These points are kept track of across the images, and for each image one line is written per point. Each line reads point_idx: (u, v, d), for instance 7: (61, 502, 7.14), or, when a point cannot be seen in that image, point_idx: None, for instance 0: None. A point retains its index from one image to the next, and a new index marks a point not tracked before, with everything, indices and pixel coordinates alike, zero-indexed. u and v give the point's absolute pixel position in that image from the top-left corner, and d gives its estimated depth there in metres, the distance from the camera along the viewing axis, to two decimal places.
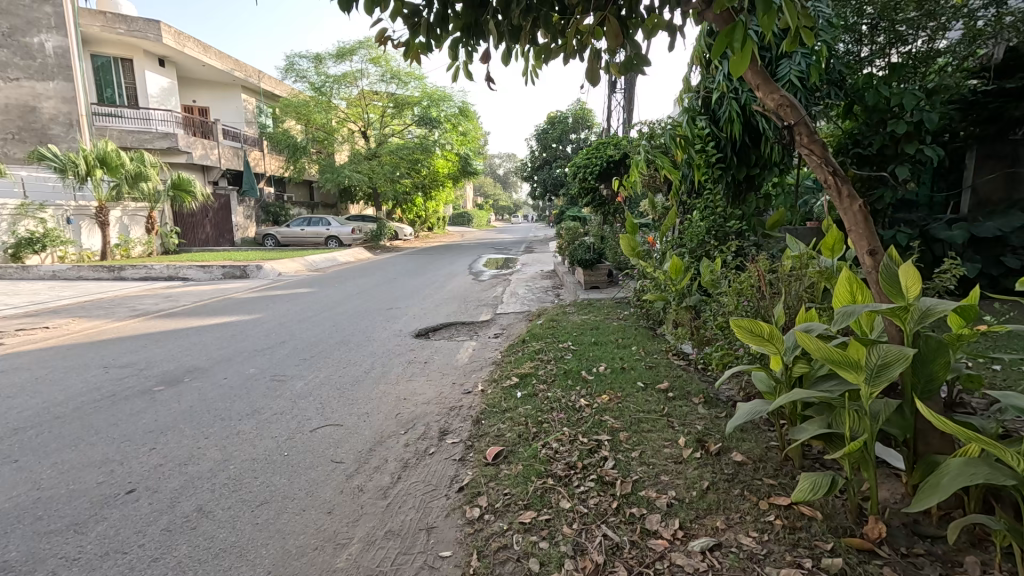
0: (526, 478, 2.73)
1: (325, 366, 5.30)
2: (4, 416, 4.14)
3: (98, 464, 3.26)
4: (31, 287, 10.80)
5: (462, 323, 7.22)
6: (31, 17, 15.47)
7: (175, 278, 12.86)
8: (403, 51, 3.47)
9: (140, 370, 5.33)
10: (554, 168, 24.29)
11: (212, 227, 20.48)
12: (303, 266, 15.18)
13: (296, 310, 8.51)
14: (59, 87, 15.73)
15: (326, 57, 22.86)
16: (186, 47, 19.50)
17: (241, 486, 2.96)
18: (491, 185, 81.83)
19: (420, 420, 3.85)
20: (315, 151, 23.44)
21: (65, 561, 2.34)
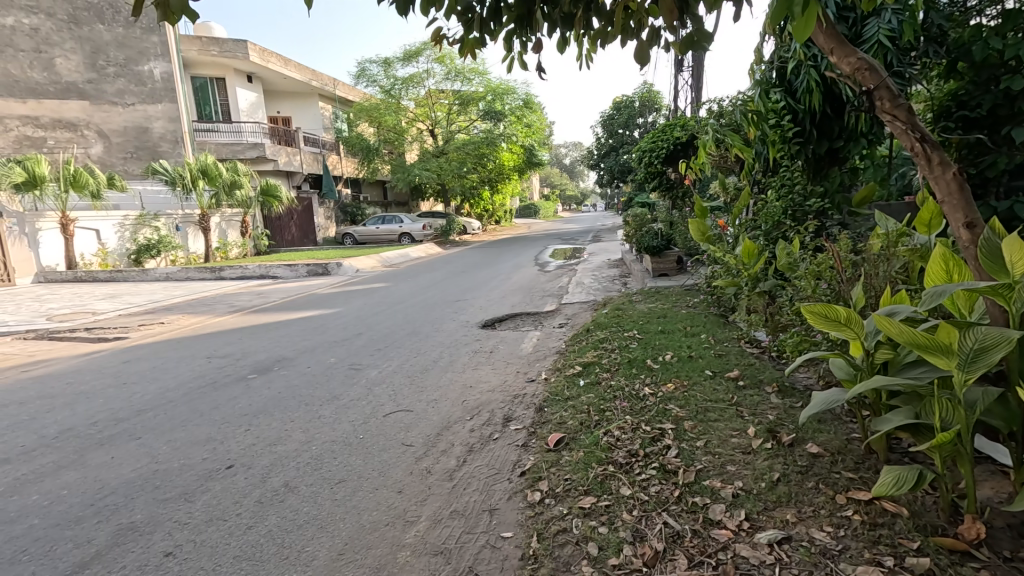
0: (586, 465, 2.74)
1: (397, 355, 5.58)
2: (130, 399, 4.76)
3: (204, 442, 3.68)
4: (149, 288, 12.23)
5: (527, 314, 7.29)
6: (142, 47, 17.37)
7: (266, 276, 13.99)
8: (460, 49, 3.57)
9: (237, 360, 5.90)
10: (621, 154, 23.71)
11: (297, 229, 22.04)
12: (378, 263, 15.97)
13: (371, 303, 9.00)
14: (165, 108, 17.59)
15: (394, 60, 23.70)
16: (270, 63, 21.03)
17: (322, 464, 3.22)
18: (557, 175, 81.21)
19: (485, 406, 3.97)
20: (387, 152, 24.50)
21: (178, 524, 2.67)
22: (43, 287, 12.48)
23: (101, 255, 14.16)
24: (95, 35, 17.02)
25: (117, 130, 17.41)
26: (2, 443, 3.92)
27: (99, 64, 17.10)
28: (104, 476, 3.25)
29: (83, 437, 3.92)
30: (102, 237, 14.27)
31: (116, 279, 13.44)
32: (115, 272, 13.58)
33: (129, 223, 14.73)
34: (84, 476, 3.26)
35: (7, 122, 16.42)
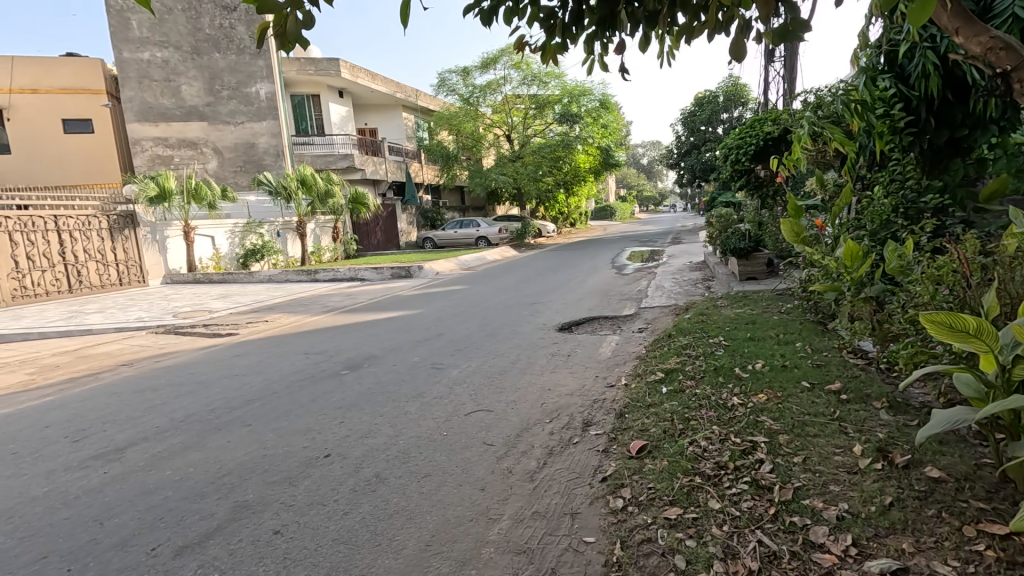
0: (671, 475, 2.65)
1: (477, 356, 5.72)
2: (241, 390, 5.29)
3: (304, 431, 4.00)
4: (255, 290, 13.49)
5: (605, 317, 7.20)
6: (250, 71, 19.21)
7: (355, 278, 14.93)
8: (542, 56, 3.62)
9: (330, 356, 6.35)
10: (702, 151, 22.71)
11: (382, 233, 23.31)
12: (456, 265, 16.51)
13: (451, 305, 9.32)
14: (269, 126, 19.34)
15: (472, 68, 24.34)
16: (359, 78, 22.43)
17: (409, 458, 3.39)
18: (634, 175, 79.10)
19: (564, 410, 3.97)
20: (466, 158, 25.24)
21: (285, 506, 2.92)
22: (170, 287, 14.14)
23: (216, 259, 15.81)
24: (212, 63, 19.03)
25: (229, 147, 19.35)
26: (140, 424, 4.50)
27: (215, 88, 19.12)
28: (223, 458, 3.63)
29: (204, 422, 4.41)
30: (217, 243, 15.94)
31: (227, 281, 14.93)
32: (227, 274, 15.09)
33: (238, 230, 16.35)
34: (206, 457, 3.66)
35: (142, 144, 18.83)
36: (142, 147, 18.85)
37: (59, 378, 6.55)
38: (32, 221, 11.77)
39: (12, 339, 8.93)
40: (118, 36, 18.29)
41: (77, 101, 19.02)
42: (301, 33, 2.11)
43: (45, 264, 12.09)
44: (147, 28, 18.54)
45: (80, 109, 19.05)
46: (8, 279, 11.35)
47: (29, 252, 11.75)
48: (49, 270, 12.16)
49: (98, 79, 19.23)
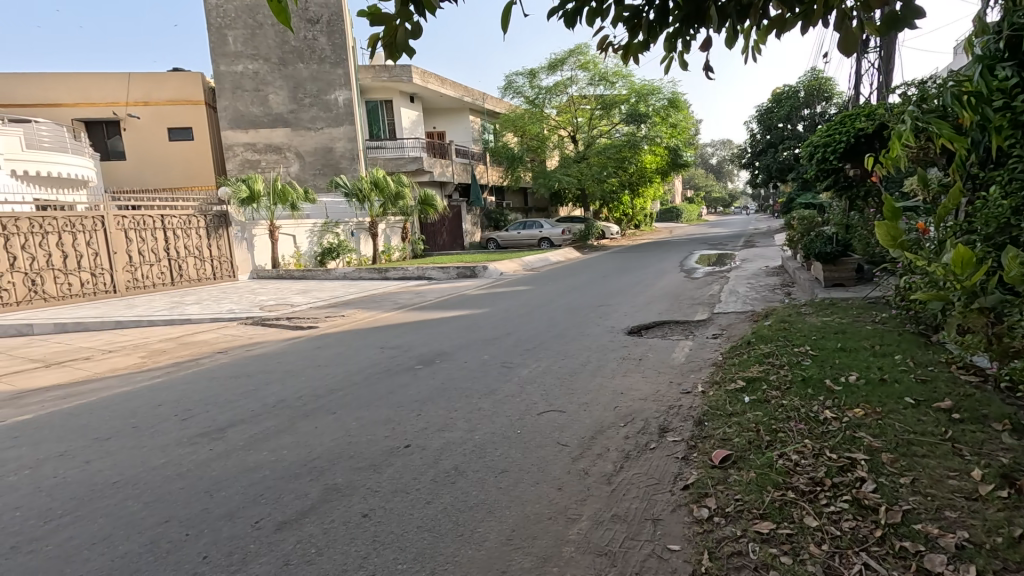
0: (761, 488, 2.55)
1: (546, 357, 5.74)
2: (324, 380, 5.61)
3: (384, 421, 4.20)
4: (331, 286, 14.27)
5: (677, 322, 6.99)
6: (330, 79, 20.36)
7: (422, 277, 15.42)
8: (623, 56, 3.58)
9: (404, 351, 6.61)
10: (780, 150, 21.51)
11: (448, 234, 23.92)
12: (519, 266, 16.63)
13: (517, 305, 9.40)
14: (346, 130, 20.44)
15: (539, 70, 24.39)
16: (429, 83, 23.19)
17: (485, 453, 3.47)
18: (702, 176, 76.20)
19: (638, 414, 3.91)
20: (530, 160, 25.37)
21: (371, 491, 3.09)
22: (256, 282, 15.24)
23: (297, 257, 16.85)
24: (297, 73, 20.30)
25: (310, 151, 20.59)
26: (238, 407, 4.89)
27: (298, 96, 20.40)
28: (312, 442, 3.88)
29: (293, 408, 4.72)
30: (298, 242, 17.00)
31: (306, 277, 15.87)
32: (306, 271, 16.07)
33: (317, 230, 17.47)
34: (298, 441, 3.93)
35: (234, 149, 20.41)
36: (234, 152, 20.41)
37: (166, 362, 7.24)
38: (143, 221, 13.09)
39: (126, 326, 9.96)
40: (216, 51, 19.95)
41: (180, 111, 20.94)
42: (409, 43, 2.24)
43: (153, 258, 13.39)
44: (241, 42, 20.07)
45: (182, 118, 20.96)
46: (122, 272, 12.69)
47: (140, 248, 13.08)
48: (156, 264, 13.47)
49: (197, 90, 21.03)
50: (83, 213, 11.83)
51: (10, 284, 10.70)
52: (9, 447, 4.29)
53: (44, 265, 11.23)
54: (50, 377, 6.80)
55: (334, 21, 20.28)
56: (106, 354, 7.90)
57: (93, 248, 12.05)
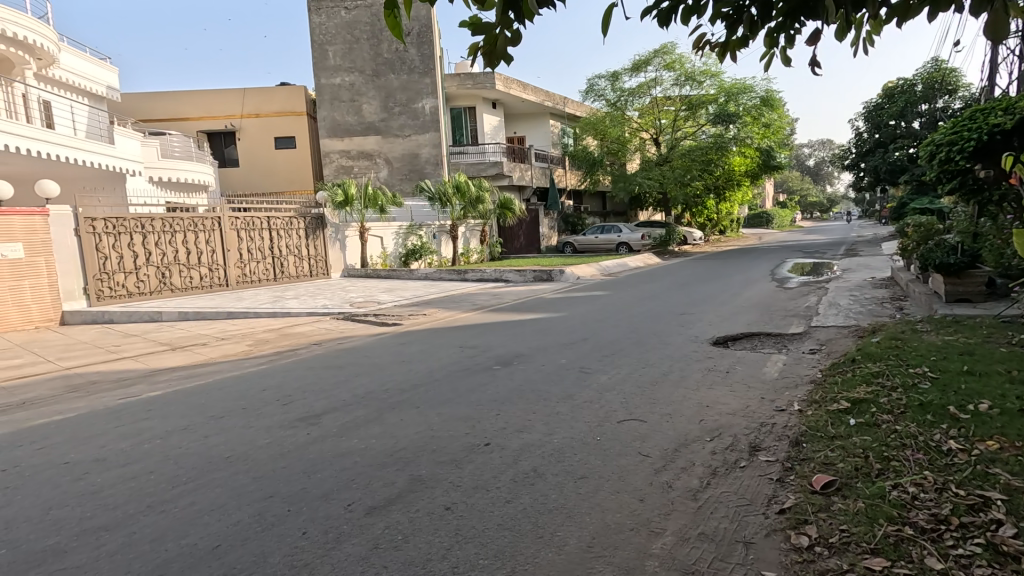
0: (871, 520, 2.34)
1: (626, 364, 5.61)
2: (408, 375, 5.87)
3: (466, 418, 4.32)
4: (414, 286, 14.91)
5: (768, 334, 6.57)
6: (419, 88, 21.39)
7: (499, 279, 15.67)
8: (720, 53, 3.44)
9: (483, 351, 6.74)
10: (890, 150, 19.59)
11: (525, 238, 24.06)
12: (596, 270, 16.40)
13: (595, 310, 9.28)
14: (431, 137, 21.49)
15: (622, 72, 23.96)
16: (511, 88, 23.62)
17: (564, 458, 3.45)
18: (796, 178, 70.97)
19: (726, 430, 3.71)
20: (610, 163, 24.99)
21: (454, 485, 3.18)
22: (347, 280, 16.24)
23: (383, 257, 17.81)
24: (388, 83, 21.48)
25: (398, 157, 21.71)
26: (331, 396, 5.25)
27: (389, 105, 21.57)
28: (398, 434, 4.07)
29: (380, 400, 4.99)
30: (385, 243, 17.98)
31: (391, 277, 16.70)
32: (392, 271, 16.92)
33: (402, 232, 18.39)
34: (384, 431, 4.14)
35: (330, 156, 21.87)
36: (330, 159, 21.87)
37: (269, 351, 7.92)
38: (252, 222, 14.41)
39: (236, 316, 11.02)
40: (318, 66, 21.55)
41: (285, 122, 22.89)
42: (508, 49, 2.31)
43: (259, 256, 14.71)
44: (339, 56, 21.51)
45: (287, 128, 22.89)
46: (234, 268, 14.05)
47: (249, 247, 14.43)
48: (262, 261, 14.79)
49: (301, 103, 22.87)
50: (203, 214, 13.31)
51: (145, 276, 12.30)
52: (143, 418, 4.91)
53: (171, 260, 12.74)
54: (175, 360, 7.67)
55: (423, 33, 21.28)
56: (219, 341, 8.79)
57: (211, 246, 13.51)
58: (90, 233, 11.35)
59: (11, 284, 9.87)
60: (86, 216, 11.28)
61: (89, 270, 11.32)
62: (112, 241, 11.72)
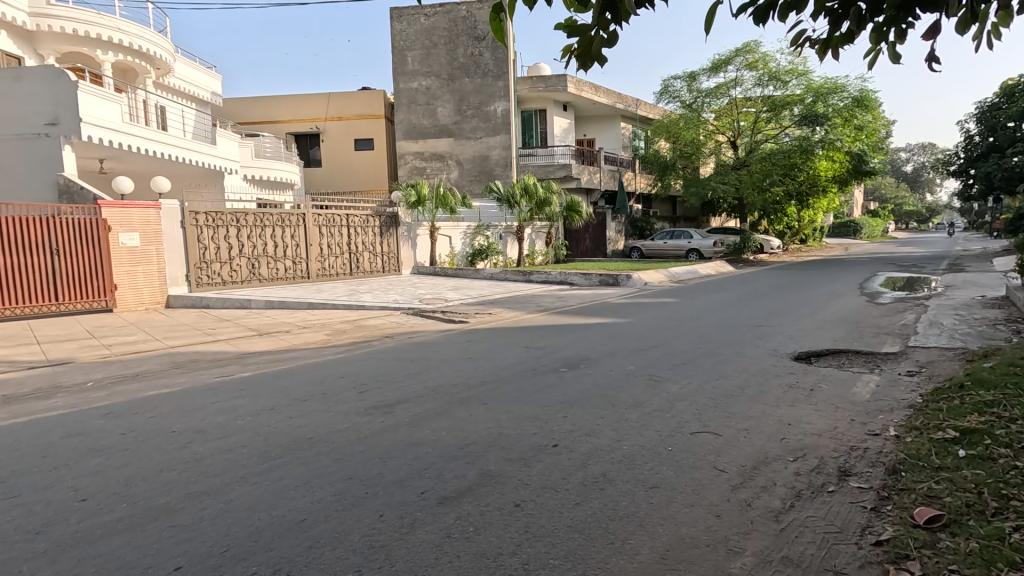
0: (987, 564, 2.13)
1: (699, 374, 5.41)
2: (475, 372, 6.00)
3: (533, 418, 4.34)
4: (480, 285, 15.17)
5: (858, 352, 6.09)
6: (492, 92, 21.78)
7: (564, 282, 15.59)
8: (821, 50, 3.25)
9: (549, 353, 6.75)
10: (1006, 156, 17.62)
11: (591, 241, 23.87)
12: (665, 277, 15.94)
13: (664, 317, 9.03)
14: (502, 139, 21.82)
15: (700, 73, 23.11)
16: (583, 91, 23.51)
17: (634, 465, 3.38)
18: (890, 186, 65.17)
19: (811, 450, 3.48)
20: (682, 167, 24.19)
21: (522, 483, 3.21)
22: (416, 277, 16.80)
23: (451, 256, 18.27)
24: (462, 87, 22.03)
25: (469, 159, 22.21)
26: (403, 387, 5.46)
27: (462, 108, 22.11)
28: (467, 428, 4.17)
29: (449, 394, 5.14)
30: (453, 243, 18.41)
31: (458, 276, 17.09)
32: (459, 270, 17.31)
33: (470, 232, 18.80)
34: (454, 425, 4.26)
35: (405, 158, 22.73)
36: (404, 160, 22.71)
37: (345, 341, 8.36)
38: (333, 219, 15.25)
39: (315, 307, 11.72)
40: (397, 71, 22.47)
41: (365, 125, 24.08)
42: (604, 49, 2.40)
43: (338, 251, 15.54)
44: (417, 61, 22.32)
45: (367, 131, 24.06)
46: (315, 262, 14.96)
47: (329, 243, 15.30)
48: (340, 257, 15.62)
49: (380, 107, 23.97)
50: (290, 211, 14.26)
51: (238, 267, 13.36)
52: (236, 396, 5.35)
53: (261, 252, 13.76)
54: (262, 344, 8.29)
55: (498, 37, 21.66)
56: (300, 330, 9.38)
57: (295, 240, 14.44)
58: (194, 226, 12.53)
59: (128, 270, 11.18)
60: (191, 210, 12.45)
61: (192, 259, 12.46)
62: (211, 234, 12.83)
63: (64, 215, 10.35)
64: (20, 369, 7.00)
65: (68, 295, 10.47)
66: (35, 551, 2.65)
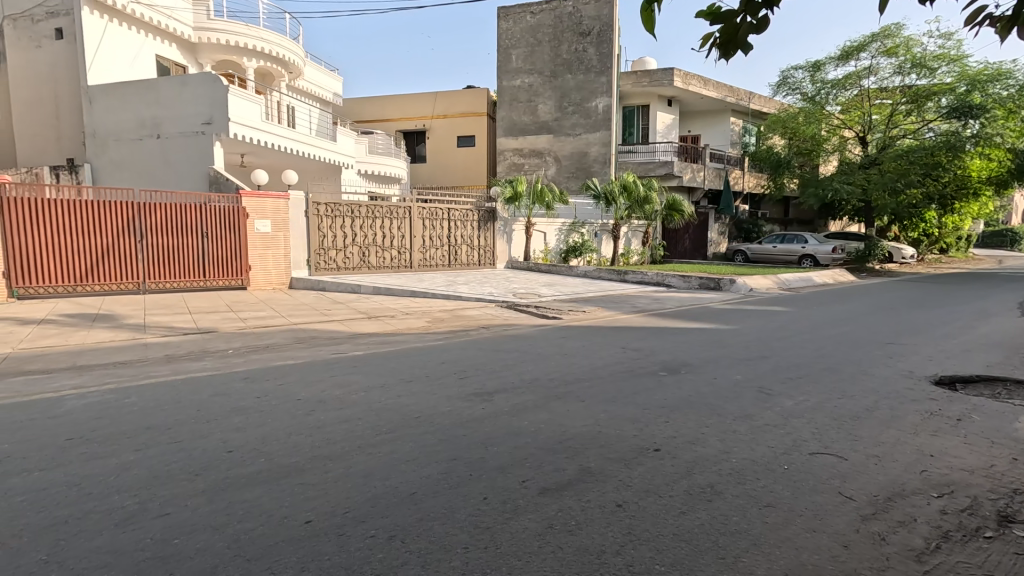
0: None
1: (817, 391, 4.96)
2: (571, 368, 5.98)
3: (633, 420, 4.25)
4: (573, 282, 15.07)
5: (1018, 382, 5.24)
6: (595, 87, 21.49)
7: (660, 283, 15.01)
8: (1004, 27, 2.81)
9: (647, 356, 6.55)
10: None
11: (690, 242, 22.92)
12: (774, 283, 14.76)
13: (774, 327, 8.38)
14: (602, 136, 21.47)
15: (826, 61, 21.03)
16: (690, 85, 22.45)
17: (746, 480, 3.19)
18: None
19: (962, 489, 3.06)
20: (799, 166, 22.25)
21: (624, 484, 3.15)
22: (511, 271, 17.09)
23: (545, 252, 18.40)
24: (564, 84, 21.98)
25: (567, 155, 22.14)
26: (501, 377, 5.60)
27: (564, 105, 22.05)
28: (566, 423, 4.18)
29: (546, 388, 5.18)
30: (547, 239, 18.51)
31: (551, 272, 17.14)
32: (552, 266, 17.34)
33: (565, 229, 18.79)
34: (552, 419, 4.28)
35: (504, 154, 23.20)
36: (504, 157, 23.18)
37: (445, 329, 8.74)
38: (435, 212, 15.98)
39: (417, 295, 12.38)
40: (502, 69, 22.93)
41: (469, 123, 24.87)
42: (751, 36, 2.44)
43: (439, 243, 16.25)
44: (522, 59, 22.62)
45: (469, 128, 24.85)
46: (417, 252, 15.78)
47: (431, 235, 16.06)
48: (440, 249, 16.33)
49: (483, 105, 24.63)
50: (398, 204, 15.19)
51: (351, 254, 14.47)
52: (351, 373, 5.81)
53: (371, 242, 14.81)
54: (371, 327, 8.92)
55: (604, 32, 21.31)
56: (404, 316, 9.96)
57: (401, 232, 15.36)
58: (316, 216, 13.74)
59: (260, 252, 12.58)
60: (313, 201, 13.68)
61: (313, 246, 13.71)
62: (330, 223, 14.00)
63: (212, 202, 11.84)
64: (178, 333, 8.17)
65: (213, 271, 11.99)
66: (196, 489, 3.08)
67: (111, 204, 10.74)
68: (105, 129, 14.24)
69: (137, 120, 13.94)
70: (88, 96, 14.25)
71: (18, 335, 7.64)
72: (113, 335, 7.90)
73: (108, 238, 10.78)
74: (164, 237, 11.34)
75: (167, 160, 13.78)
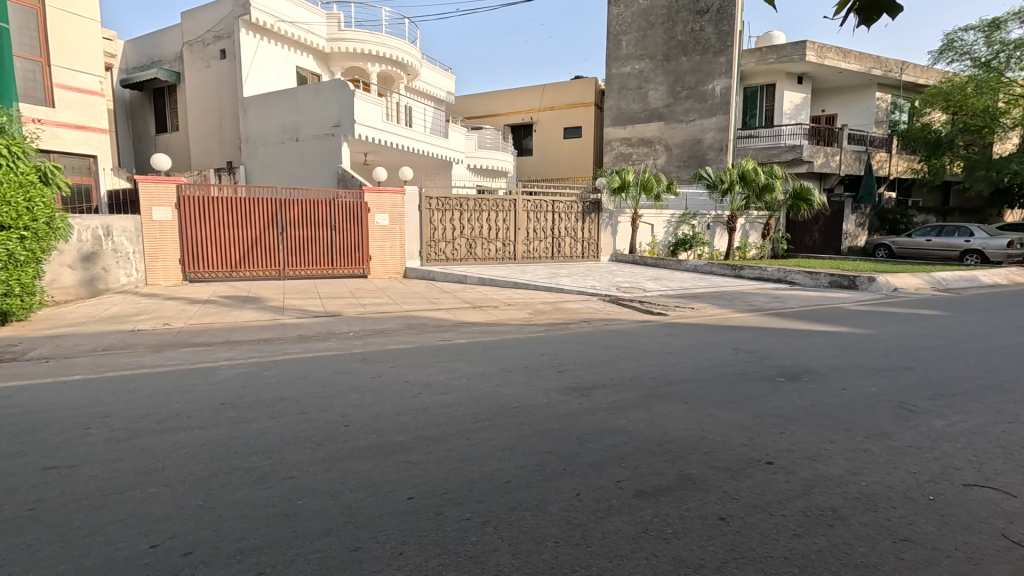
0: None
1: (979, 412, 4.19)
2: (675, 368, 5.69)
3: (743, 428, 3.93)
4: (681, 277, 14.30)
5: None
6: (712, 69, 20.09)
7: (783, 280, 13.71)
8: None
9: (763, 359, 6.01)
10: None
11: (820, 234, 20.50)
12: (925, 282, 12.74)
13: (924, 333, 7.23)
14: (718, 120, 20.04)
15: (1009, 18, 17.50)
16: (826, 58, 20.06)
17: (877, 507, 2.80)
18: None
19: None
20: (966, 144, 19.11)
21: (728, 495, 2.94)
22: (615, 265, 16.68)
23: (652, 245, 17.63)
24: (678, 67, 20.83)
25: (679, 143, 21.02)
26: (600, 373, 5.49)
27: (677, 90, 20.92)
28: (667, 424, 4.00)
29: (647, 387, 4.98)
30: (655, 231, 17.71)
31: (658, 265, 16.43)
32: (659, 260, 16.59)
33: (674, 221, 17.87)
34: (652, 419, 4.11)
35: (611, 144, 22.61)
36: (611, 147, 22.59)
37: (545, 321, 8.79)
38: (540, 204, 16.10)
39: (519, 287, 12.59)
40: (611, 56, 22.30)
41: (575, 114, 24.60)
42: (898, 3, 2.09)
43: (542, 236, 16.35)
44: (632, 45, 21.82)
45: (576, 119, 24.58)
46: (521, 244, 16.04)
47: (535, 227, 16.22)
48: (543, 241, 16.42)
49: (591, 94, 24.19)
50: (503, 197, 15.55)
51: (458, 246, 15.11)
52: (454, 360, 6.08)
53: (477, 234, 15.34)
54: (476, 316, 9.25)
55: (724, 8, 19.77)
56: (506, 307, 10.18)
57: (506, 224, 15.72)
58: (428, 210, 14.54)
59: (379, 244, 13.64)
60: (426, 196, 14.48)
61: (424, 239, 14.56)
62: (441, 216, 14.75)
63: (340, 198, 13.06)
64: (309, 316, 9.15)
65: (339, 261, 13.22)
66: (317, 457, 3.43)
67: (260, 201, 12.27)
68: (256, 134, 16.33)
69: (281, 125, 15.77)
70: (244, 106, 16.42)
71: (187, 313, 9.07)
72: (258, 315, 9.05)
73: (256, 231, 12.36)
74: (300, 230, 12.72)
75: (304, 160, 15.42)
